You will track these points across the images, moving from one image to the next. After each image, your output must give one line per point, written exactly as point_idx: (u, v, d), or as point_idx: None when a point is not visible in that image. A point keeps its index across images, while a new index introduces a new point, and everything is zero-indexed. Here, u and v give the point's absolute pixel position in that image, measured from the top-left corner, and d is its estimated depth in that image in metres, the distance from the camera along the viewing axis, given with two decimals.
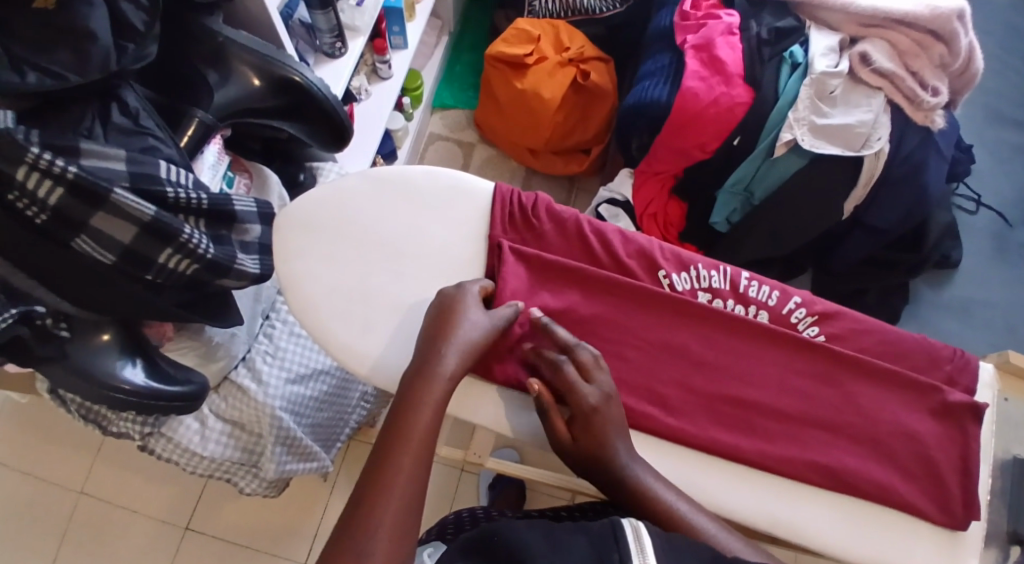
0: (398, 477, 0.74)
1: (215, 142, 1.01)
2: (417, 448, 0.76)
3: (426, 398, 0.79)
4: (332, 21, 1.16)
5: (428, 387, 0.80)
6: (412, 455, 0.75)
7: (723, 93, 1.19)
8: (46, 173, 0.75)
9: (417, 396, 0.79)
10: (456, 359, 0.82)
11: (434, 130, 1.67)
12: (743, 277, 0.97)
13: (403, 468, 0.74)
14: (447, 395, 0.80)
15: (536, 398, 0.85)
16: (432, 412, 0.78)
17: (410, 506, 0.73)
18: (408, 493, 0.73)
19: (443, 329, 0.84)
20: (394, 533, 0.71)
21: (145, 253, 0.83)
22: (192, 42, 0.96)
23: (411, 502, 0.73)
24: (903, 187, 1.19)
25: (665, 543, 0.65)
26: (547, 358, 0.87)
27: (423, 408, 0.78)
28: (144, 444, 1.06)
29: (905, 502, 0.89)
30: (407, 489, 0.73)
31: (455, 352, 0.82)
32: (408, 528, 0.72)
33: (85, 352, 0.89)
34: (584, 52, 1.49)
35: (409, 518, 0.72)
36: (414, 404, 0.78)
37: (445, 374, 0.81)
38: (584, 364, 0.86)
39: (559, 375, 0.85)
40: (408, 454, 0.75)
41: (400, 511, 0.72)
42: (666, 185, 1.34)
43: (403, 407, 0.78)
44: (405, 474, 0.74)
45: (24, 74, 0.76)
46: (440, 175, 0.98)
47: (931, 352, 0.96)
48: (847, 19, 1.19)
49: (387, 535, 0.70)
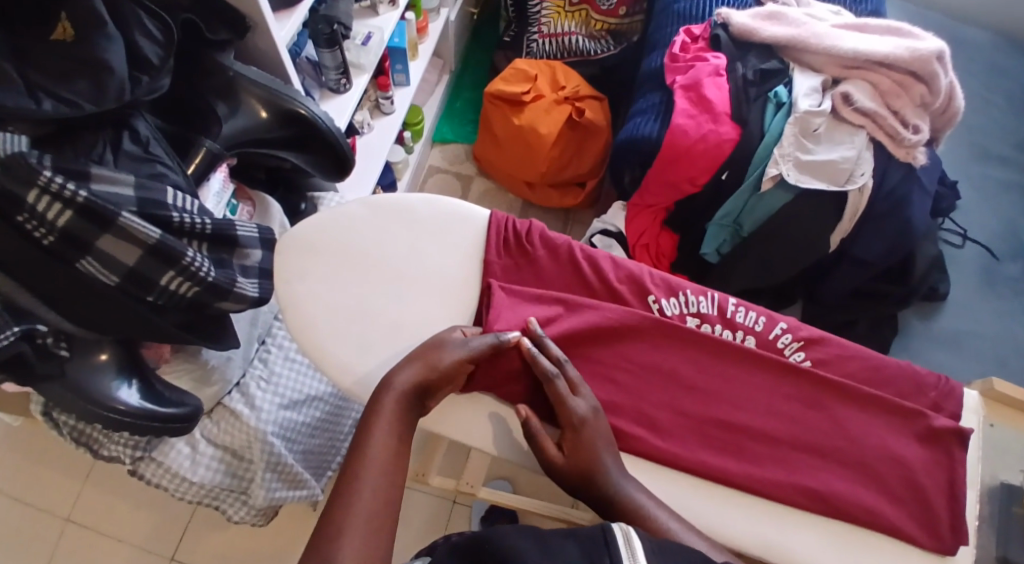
0: (363, 490, 0.79)
1: (220, 170, 1.04)
2: (381, 470, 0.81)
3: (377, 412, 0.84)
4: (338, 60, 1.20)
5: (379, 401, 0.84)
6: (378, 470, 0.80)
7: (711, 130, 1.23)
8: (56, 196, 0.78)
9: (372, 409, 0.84)
10: (411, 373, 0.86)
11: (434, 163, 1.72)
12: (731, 303, 1.00)
13: (370, 477, 0.80)
14: (401, 405, 0.85)
15: (525, 422, 0.88)
16: (391, 425, 0.83)
17: (377, 518, 0.77)
18: (375, 505, 0.78)
19: (416, 351, 0.89)
20: (363, 543, 0.75)
21: (148, 276, 0.86)
22: (205, 78, 1.00)
23: (379, 513, 0.78)
24: (888, 220, 1.22)
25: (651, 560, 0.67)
26: (540, 367, 0.89)
27: (383, 420, 0.83)
28: (135, 469, 1.07)
29: (893, 526, 0.90)
30: (373, 503, 0.78)
31: (406, 368, 0.87)
32: (379, 539, 0.76)
33: (83, 370, 0.91)
34: (578, 90, 1.54)
35: (378, 535, 0.77)
36: (371, 417, 0.83)
37: (396, 386, 0.85)
38: (572, 379, 0.91)
39: (552, 388, 0.89)
40: (372, 471, 0.80)
41: (368, 523, 0.77)
42: (658, 217, 1.37)
43: (364, 426, 0.83)
44: (369, 490, 0.79)
45: (40, 101, 0.80)
46: (438, 202, 1.01)
47: (916, 379, 0.98)
48: (830, 62, 1.25)
49: (357, 544, 0.75)
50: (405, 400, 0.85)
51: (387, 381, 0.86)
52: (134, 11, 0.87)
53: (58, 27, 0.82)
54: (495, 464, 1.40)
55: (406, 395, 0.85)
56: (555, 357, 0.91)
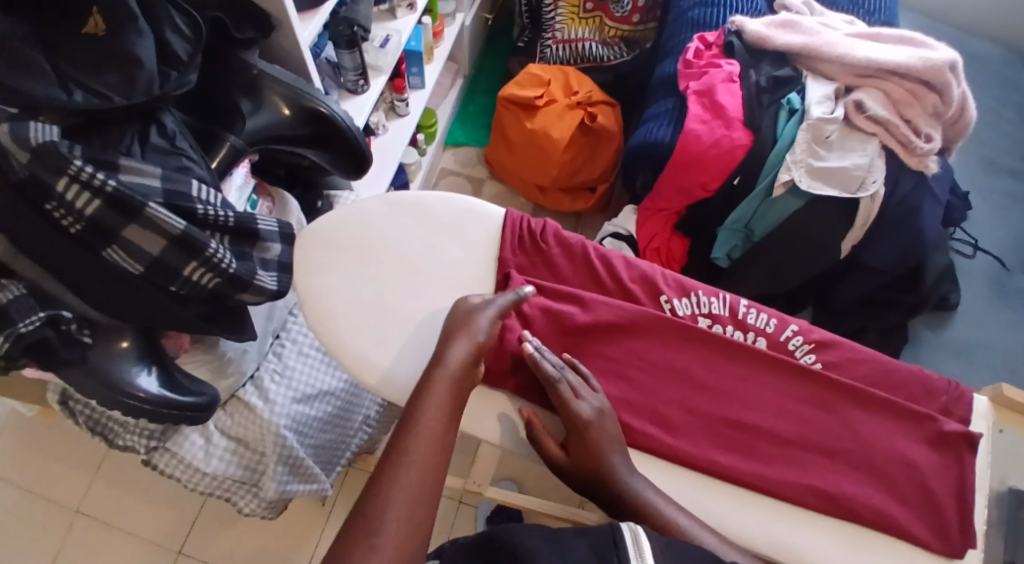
0: (411, 460, 0.79)
1: (243, 165, 1.06)
2: (423, 457, 0.80)
3: (431, 389, 0.85)
4: (357, 61, 1.23)
5: (433, 379, 0.86)
6: (426, 443, 0.81)
7: (724, 135, 1.24)
8: (85, 185, 0.79)
9: (428, 383, 0.85)
10: (464, 347, 0.88)
11: (446, 165, 1.74)
12: (742, 305, 1.01)
13: (410, 463, 0.79)
14: (459, 379, 0.86)
15: (528, 425, 0.91)
16: (443, 400, 0.84)
17: (416, 504, 0.77)
18: (422, 475, 0.79)
19: (452, 326, 0.91)
20: (407, 514, 0.76)
21: (170, 265, 0.87)
22: (230, 73, 1.02)
23: (419, 496, 0.78)
24: (900, 228, 1.23)
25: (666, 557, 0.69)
26: (542, 374, 0.91)
27: (433, 394, 0.84)
28: (148, 458, 1.08)
29: (903, 529, 0.91)
30: (420, 476, 0.79)
31: (459, 345, 0.88)
32: (423, 510, 0.77)
33: (105, 358, 0.92)
34: (591, 96, 1.56)
35: (415, 522, 0.76)
36: (426, 390, 0.85)
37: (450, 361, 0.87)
38: (572, 386, 0.91)
39: (555, 394, 0.90)
40: (419, 446, 0.80)
41: (407, 505, 0.76)
42: (669, 221, 1.39)
43: (417, 398, 0.84)
44: (417, 459, 0.80)
45: (71, 92, 0.82)
46: (455, 201, 1.03)
47: (926, 383, 0.99)
48: (843, 71, 1.26)
49: (400, 514, 0.76)
50: (459, 377, 0.86)
51: (439, 361, 0.87)
52: (166, 7, 0.89)
53: (90, 20, 0.84)
54: (503, 465, 1.41)
55: (458, 373, 0.86)
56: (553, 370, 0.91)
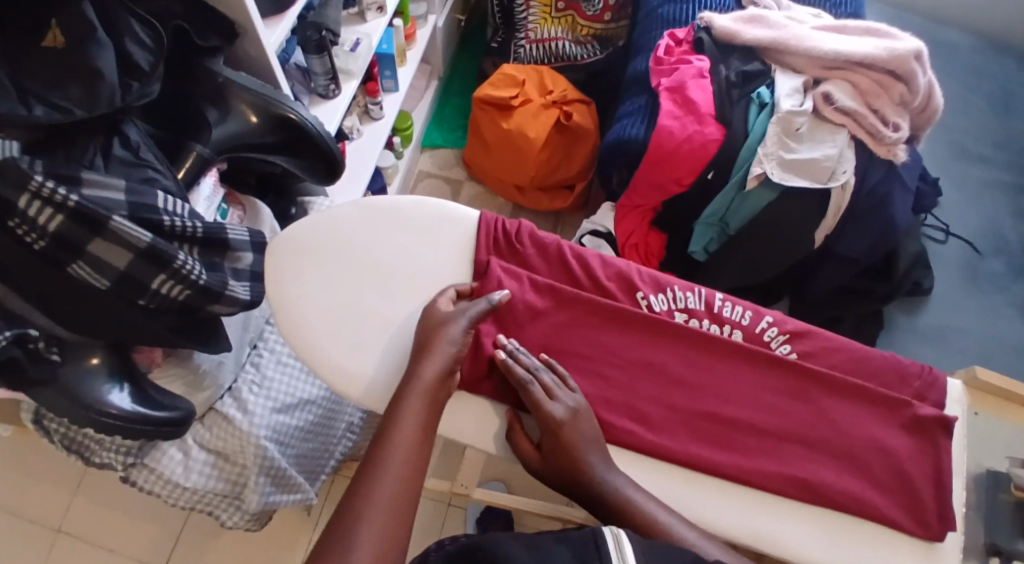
0: (384, 485, 0.80)
1: (211, 175, 1.05)
2: (400, 467, 0.82)
3: (401, 410, 0.85)
4: (326, 65, 1.22)
5: (402, 400, 0.86)
6: (399, 467, 0.82)
7: (696, 131, 1.25)
8: (47, 201, 0.78)
9: (399, 403, 0.86)
10: (437, 365, 0.88)
11: (424, 168, 1.73)
12: (718, 298, 1.01)
13: (387, 473, 0.81)
14: (429, 399, 0.87)
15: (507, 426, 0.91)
16: (416, 424, 0.85)
17: (393, 515, 0.79)
18: (395, 498, 0.80)
19: (423, 342, 0.90)
20: (380, 538, 0.77)
21: (138, 279, 0.86)
22: (196, 82, 1.02)
23: (397, 509, 0.79)
24: (871, 217, 1.24)
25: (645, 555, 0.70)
26: (513, 376, 0.91)
27: (406, 412, 0.85)
28: (126, 475, 1.07)
29: (882, 515, 0.91)
30: (393, 499, 0.80)
31: (435, 358, 0.88)
32: (396, 533, 0.78)
33: (75, 374, 0.92)
34: (566, 94, 1.56)
35: (393, 531, 0.78)
36: (397, 409, 0.85)
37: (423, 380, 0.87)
38: (547, 384, 0.91)
39: (526, 394, 0.90)
40: (390, 470, 0.81)
41: (380, 530, 0.77)
42: (646, 218, 1.39)
43: (390, 415, 0.85)
44: (387, 482, 0.80)
45: (31, 107, 0.81)
46: (429, 205, 1.02)
47: (899, 369, 0.99)
48: (811, 63, 1.27)
49: (374, 537, 0.77)
50: (427, 399, 0.87)
51: (409, 379, 0.88)
52: (125, 18, 0.89)
53: (49, 34, 0.83)
54: (489, 467, 1.41)
55: (425, 397, 0.87)
56: (528, 366, 0.92)
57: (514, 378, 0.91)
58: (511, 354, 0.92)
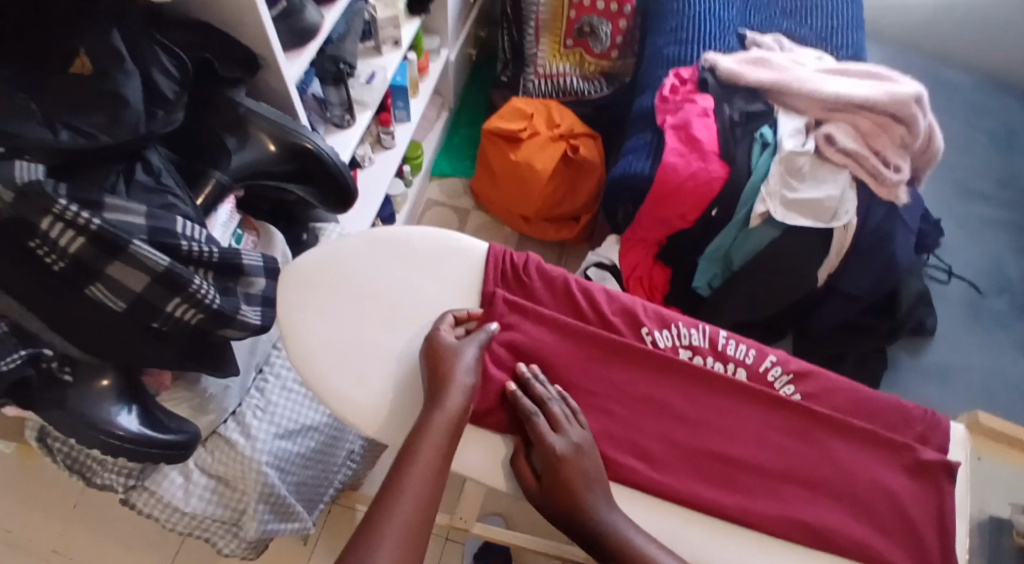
0: (392, 526, 0.81)
1: (227, 201, 1.07)
2: (410, 506, 0.83)
3: (416, 452, 0.86)
4: (343, 96, 1.27)
5: (416, 444, 0.87)
6: (407, 509, 0.83)
7: (701, 168, 1.27)
8: (70, 224, 0.80)
9: (414, 444, 0.87)
10: (460, 397, 0.90)
11: (432, 196, 1.76)
12: (721, 336, 1.03)
13: (399, 506, 0.83)
14: (445, 441, 0.88)
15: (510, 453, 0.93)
16: (427, 466, 0.86)
17: (402, 553, 0.80)
18: (401, 540, 0.81)
19: (433, 375, 0.91)
20: None
21: (153, 303, 0.88)
22: (215, 112, 1.04)
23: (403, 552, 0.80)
24: (873, 256, 1.26)
25: None
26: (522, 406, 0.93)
27: (420, 454, 0.86)
28: (126, 497, 1.08)
29: (884, 560, 0.92)
30: (400, 541, 0.81)
31: (454, 395, 0.90)
32: None
33: (84, 396, 0.93)
34: (573, 129, 1.59)
35: None
36: (410, 454, 0.87)
37: (447, 410, 0.89)
38: (555, 415, 0.92)
39: (531, 426, 0.92)
40: (399, 510, 0.83)
41: None
42: (651, 251, 1.42)
43: (403, 460, 0.86)
44: (396, 524, 0.82)
45: (58, 131, 0.84)
46: (437, 236, 1.04)
47: (902, 412, 1.00)
48: (812, 105, 1.29)
49: None
50: (441, 443, 0.87)
51: (420, 426, 0.88)
52: (151, 47, 0.92)
53: (77, 60, 0.86)
54: (489, 500, 1.42)
55: (443, 439, 0.88)
56: (545, 393, 0.94)
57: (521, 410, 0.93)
58: (531, 374, 0.96)
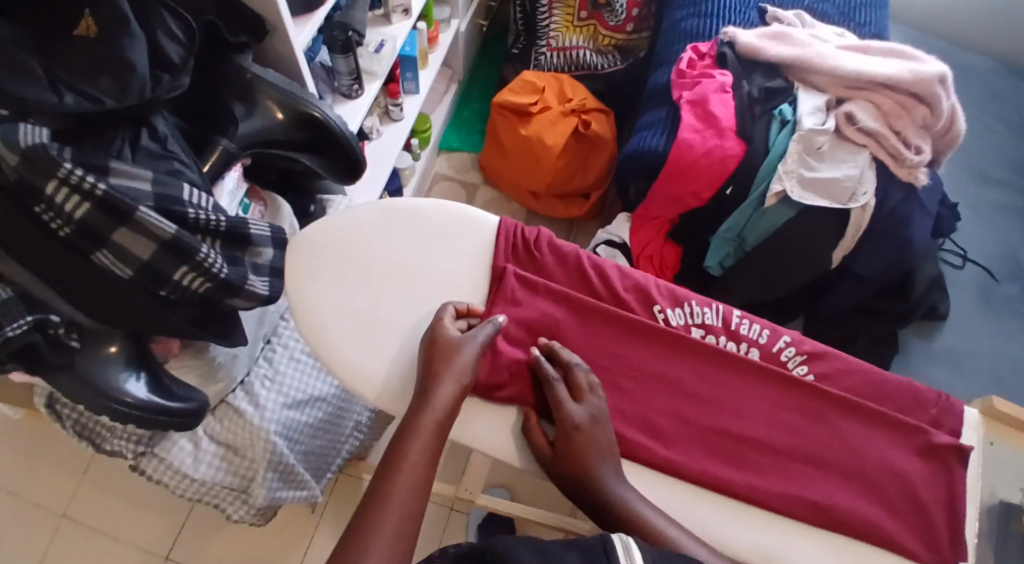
0: (395, 499, 0.80)
1: (235, 169, 1.06)
2: (410, 477, 0.82)
3: (414, 431, 0.85)
4: (351, 65, 1.22)
5: (416, 422, 0.85)
6: (408, 482, 0.82)
7: (717, 145, 1.25)
8: (75, 188, 0.79)
9: (411, 425, 0.85)
10: (450, 389, 0.88)
11: (440, 170, 1.74)
12: (735, 315, 1.02)
13: (405, 468, 0.83)
14: (439, 427, 0.86)
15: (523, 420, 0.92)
16: (424, 448, 0.84)
17: (405, 522, 0.79)
18: (402, 513, 0.80)
19: (431, 362, 0.89)
20: (387, 554, 0.77)
21: (161, 271, 0.86)
22: (224, 80, 1.02)
23: (404, 523, 0.79)
24: (888, 238, 1.24)
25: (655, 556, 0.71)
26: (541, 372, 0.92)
27: (413, 442, 0.84)
28: (136, 463, 1.07)
29: (895, 542, 0.91)
30: (403, 514, 0.80)
31: (444, 386, 0.88)
32: (403, 548, 0.78)
33: (90, 362, 0.92)
34: (585, 103, 1.56)
35: (401, 546, 0.78)
36: (405, 439, 0.84)
37: (436, 405, 0.86)
38: (578, 385, 0.92)
39: (550, 392, 0.91)
40: (403, 482, 0.82)
41: (389, 544, 0.77)
42: (663, 229, 1.39)
43: (402, 437, 0.85)
44: (400, 499, 0.80)
45: (62, 95, 0.81)
46: (449, 209, 1.03)
47: (916, 395, 0.99)
48: (834, 82, 1.27)
49: (383, 546, 0.77)
50: (441, 423, 0.86)
51: (424, 404, 0.87)
52: (159, 13, 0.89)
53: (82, 22, 0.83)
54: (494, 472, 1.41)
55: (443, 416, 0.86)
56: (567, 359, 0.93)
57: (542, 377, 0.92)
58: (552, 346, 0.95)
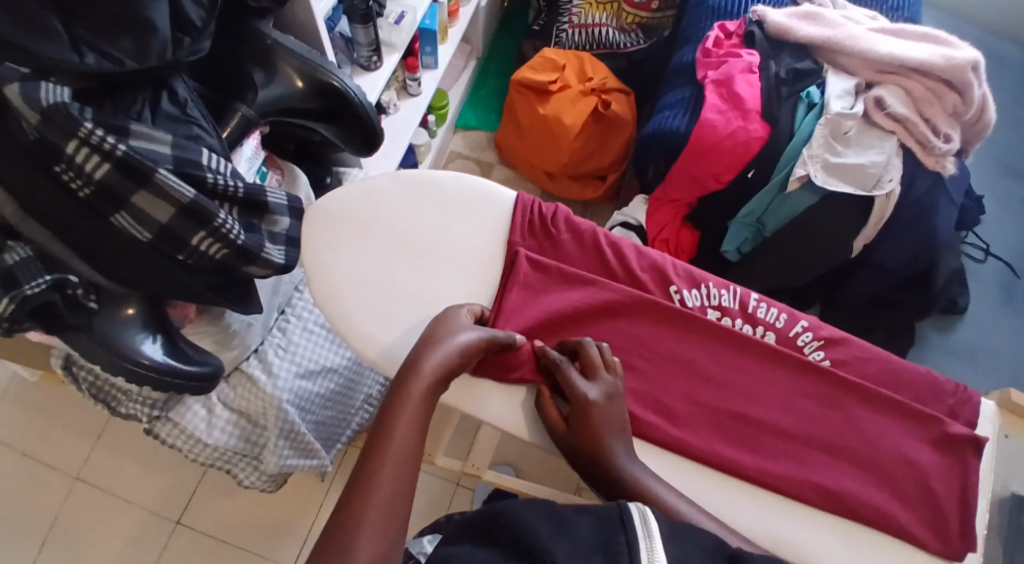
0: (394, 455, 0.77)
1: (254, 137, 1.05)
2: (404, 431, 0.79)
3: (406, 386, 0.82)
4: (371, 36, 1.21)
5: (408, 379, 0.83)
6: (403, 434, 0.78)
7: (740, 127, 1.23)
8: (95, 148, 0.78)
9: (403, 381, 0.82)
10: (438, 355, 0.85)
11: (455, 148, 1.72)
12: (753, 299, 1.01)
13: (405, 410, 0.80)
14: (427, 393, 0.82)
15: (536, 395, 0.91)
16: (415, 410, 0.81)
17: (401, 480, 0.76)
18: (399, 468, 0.76)
19: (427, 336, 0.87)
20: (382, 511, 0.73)
21: (179, 234, 0.86)
22: (243, 42, 1.01)
23: (401, 476, 0.76)
24: (912, 227, 1.22)
25: (671, 529, 0.70)
26: (548, 357, 0.91)
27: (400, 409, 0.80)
28: (150, 428, 1.08)
29: (906, 530, 0.90)
30: (401, 469, 0.76)
31: (437, 351, 0.85)
32: (400, 499, 0.75)
33: (110, 323, 0.92)
34: (606, 83, 1.54)
35: (397, 502, 0.74)
36: (392, 404, 0.81)
37: (424, 374, 0.83)
38: (591, 360, 0.91)
39: (560, 373, 0.90)
40: (402, 434, 0.78)
41: (390, 497, 0.74)
42: (680, 213, 1.37)
43: (397, 389, 0.82)
44: (395, 452, 0.77)
45: (83, 55, 0.78)
46: (467, 183, 1.02)
47: (933, 385, 0.98)
48: (864, 65, 1.25)
49: (384, 495, 0.74)
50: (431, 386, 0.83)
51: (414, 362, 0.84)
52: None
53: None
54: (501, 449, 1.42)
55: (432, 382, 0.83)
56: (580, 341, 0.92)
57: (547, 362, 0.91)
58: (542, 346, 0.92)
